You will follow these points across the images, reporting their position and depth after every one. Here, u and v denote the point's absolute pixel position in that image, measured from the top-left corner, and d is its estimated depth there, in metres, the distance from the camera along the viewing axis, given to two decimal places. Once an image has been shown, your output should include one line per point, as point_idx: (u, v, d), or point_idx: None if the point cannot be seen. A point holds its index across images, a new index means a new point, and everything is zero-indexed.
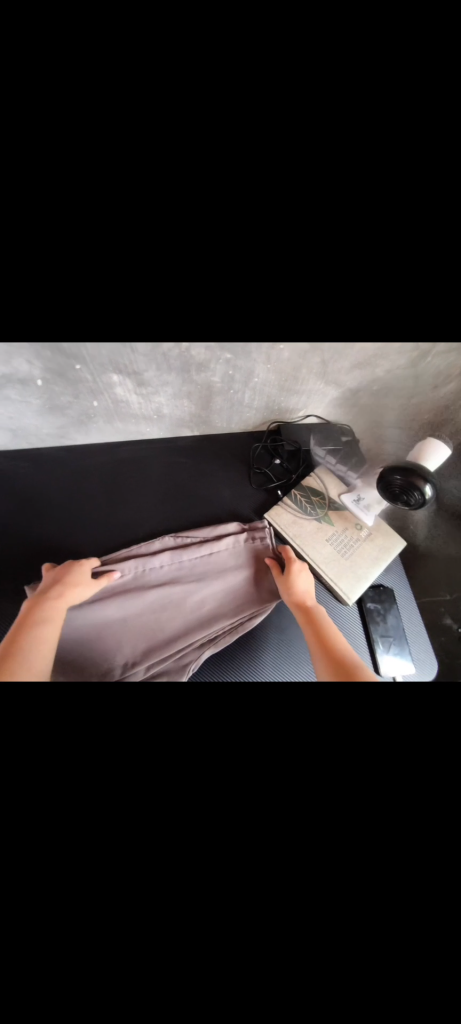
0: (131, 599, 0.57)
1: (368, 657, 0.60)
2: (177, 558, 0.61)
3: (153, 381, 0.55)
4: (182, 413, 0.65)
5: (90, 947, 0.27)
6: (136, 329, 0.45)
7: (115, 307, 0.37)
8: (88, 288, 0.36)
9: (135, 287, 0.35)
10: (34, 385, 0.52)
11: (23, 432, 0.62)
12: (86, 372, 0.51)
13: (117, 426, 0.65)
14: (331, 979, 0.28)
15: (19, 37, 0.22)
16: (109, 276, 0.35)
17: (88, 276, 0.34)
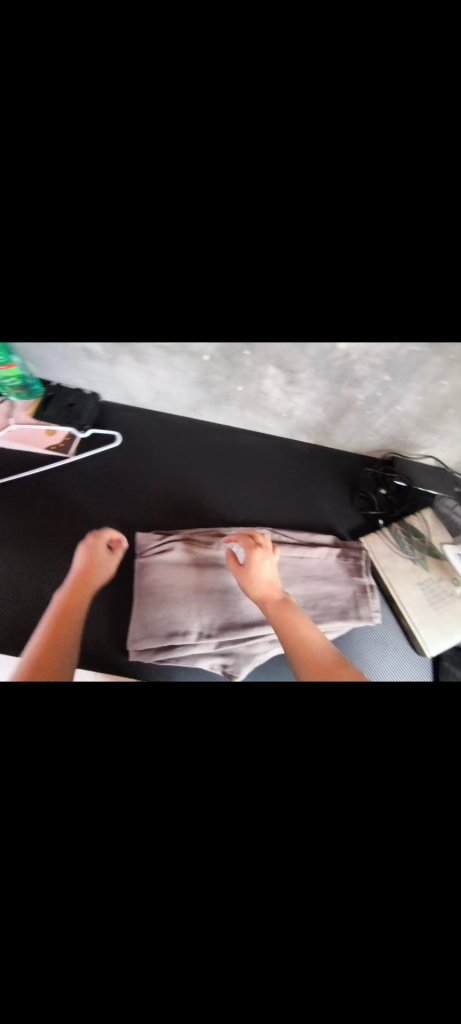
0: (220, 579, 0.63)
1: None
2: (268, 553, 0.64)
3: (303, 382, 0.57)
4: (310, 419, 0.67)
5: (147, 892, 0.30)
6: (317, 332, 0.47)
7: (315, 303, 0.41)
8: (303, 288, 0.38)
9: (340, 286, 0.37)
10: (199, 361, 0.57)
11: (165, 397, 0.68)
12: (250, 360, 0.55)
13: (246, 414, 0.69)
14: (340, 956, 0.32)
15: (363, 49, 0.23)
16: (331, 283, 0.37)
17: (311, 278, 0.37)
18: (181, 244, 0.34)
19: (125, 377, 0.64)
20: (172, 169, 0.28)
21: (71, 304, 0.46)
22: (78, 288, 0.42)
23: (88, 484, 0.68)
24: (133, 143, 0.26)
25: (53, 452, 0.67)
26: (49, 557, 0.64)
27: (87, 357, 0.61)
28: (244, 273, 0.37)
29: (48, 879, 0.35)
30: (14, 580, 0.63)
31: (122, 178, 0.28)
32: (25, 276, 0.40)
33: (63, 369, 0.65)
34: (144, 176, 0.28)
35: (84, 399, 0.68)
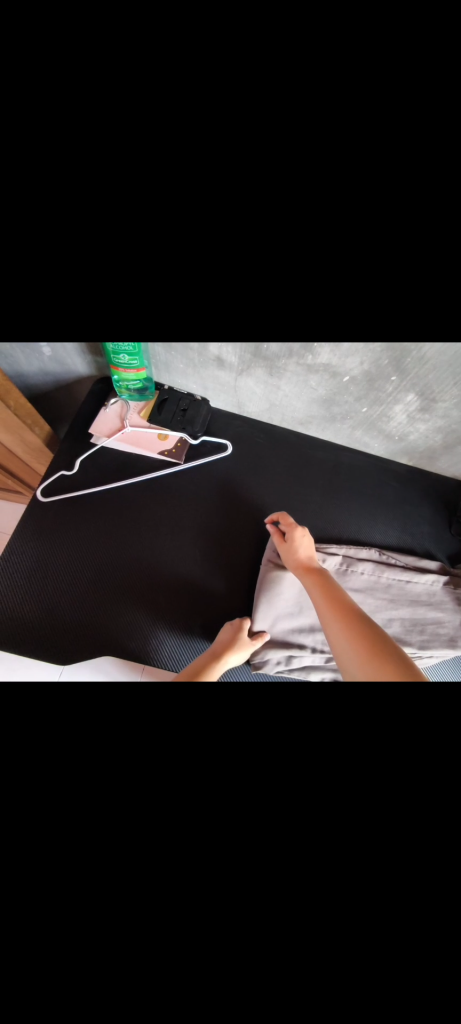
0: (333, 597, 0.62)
1: None
2: (378, 573, 0.64)
3: (438, 409, 0.57)
4: (424, 443, 0.66)
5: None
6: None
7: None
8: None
9: None
10: (337, 381, 0.56)
11: (278, 407, 0.67)
12: (394, 383, 0.54)
13: (357, 433, 0.68)
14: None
15: None
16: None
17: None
18: (410, 282, 0.31)
19: (246, 387, 0.63)
20: (448, 193, 0.25)
21: (240, 328, 0.46)
22: (264, 321, 0.41)
23: (196, 489, 0.67)
24: (419, 163, 0.23)
25: (164, 455, 0.67)
26: (159, 562, 0.62)
27: (216, 366, 0.60)
28: (452, 312, 0.35)
29: (224, 901, 0.35)
30: (124, 587, 0.60)
31: (387, 199, 0.25)
32: (220, 309, 0.38)
33: (183, 374, 0.65)
34: (415, 195, 0.25)
35: (197, 405, 0.68)
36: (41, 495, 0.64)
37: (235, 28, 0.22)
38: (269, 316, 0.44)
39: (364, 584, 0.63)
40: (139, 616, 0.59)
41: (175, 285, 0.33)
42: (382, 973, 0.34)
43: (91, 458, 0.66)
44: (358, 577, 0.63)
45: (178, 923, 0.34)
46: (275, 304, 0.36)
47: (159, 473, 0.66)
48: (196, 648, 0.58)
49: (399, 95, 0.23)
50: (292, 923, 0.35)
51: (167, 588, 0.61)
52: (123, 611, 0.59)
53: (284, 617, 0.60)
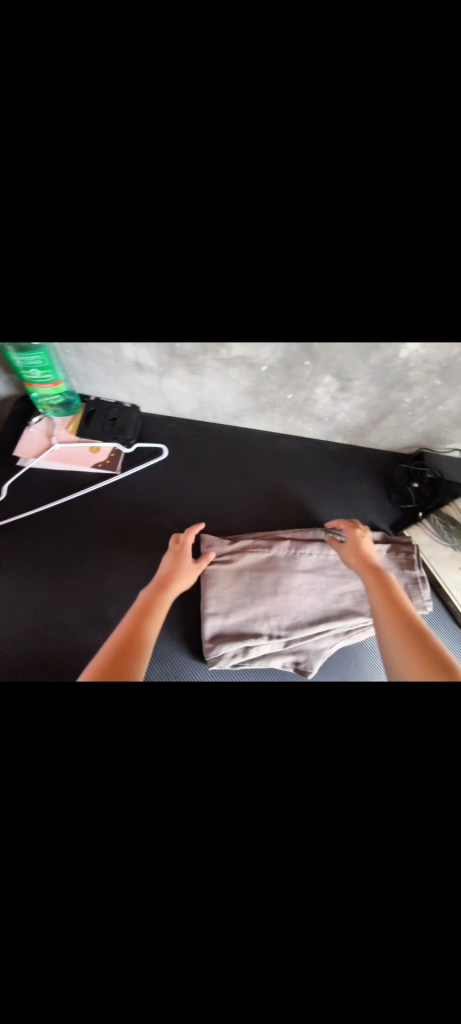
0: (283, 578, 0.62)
1: None
2: (326, 552, 0.65)
3: (355, 388, 0.59)
4: (352, 422, 0.69)
5: (334, 898, 0.30)
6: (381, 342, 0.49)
7: (393, 318, 0.41)
8: (397, 309, 0.39)
9: (426, 305, 0.38)
10: (257, 371, 0.57)
11: (208, 405, 0.67)
12: (309, 368, 0.56)
13: (289, 419, 0.70)
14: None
15: None
16: (428, 306, 0.38)
17: (411, 303, 0.38)
18: (289, 267, 0.33)
19: (171, 389, 0.63)
20: (303, 187, 0.27)
21: (144, 320, 0.45)
22: (164, 308, 0.42)
23: (138, 498, 0.66)
24: (264, 166, 0.26)
25: (99, 468, 0.65)
26: (106, 577, 0.61)
27: (137, 370, 0.59)
28: (334, 292, 0.37)
29: (201, 926, 0.30)
30: (72, 606, 0.58)
31: (243, 197, 0.28)
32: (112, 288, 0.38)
33: (106, 384, 0.63)
34: (270, 194, 0.28)
35: (127, 413, 0.67)
36: None
37: (72, 29, 0.22)
38: (170, 313, 0.43)
39: (313, 564, 0.63)
40: (89, 634, 0.57)
41: (62, 263, 0.33)
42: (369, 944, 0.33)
43: (23, 480, 0.63)
44: (307, 558, 0.64)
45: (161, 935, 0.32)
46: (167, 283, 0.37)
47: (95, 486, 0.65)
48: (157, 658, 0.57)
49: (231, 113, 0.25)
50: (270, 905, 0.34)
51: (118, 602, 0.59)
52: (73, 631, 0.57)
53: (237, 603, 0.59)
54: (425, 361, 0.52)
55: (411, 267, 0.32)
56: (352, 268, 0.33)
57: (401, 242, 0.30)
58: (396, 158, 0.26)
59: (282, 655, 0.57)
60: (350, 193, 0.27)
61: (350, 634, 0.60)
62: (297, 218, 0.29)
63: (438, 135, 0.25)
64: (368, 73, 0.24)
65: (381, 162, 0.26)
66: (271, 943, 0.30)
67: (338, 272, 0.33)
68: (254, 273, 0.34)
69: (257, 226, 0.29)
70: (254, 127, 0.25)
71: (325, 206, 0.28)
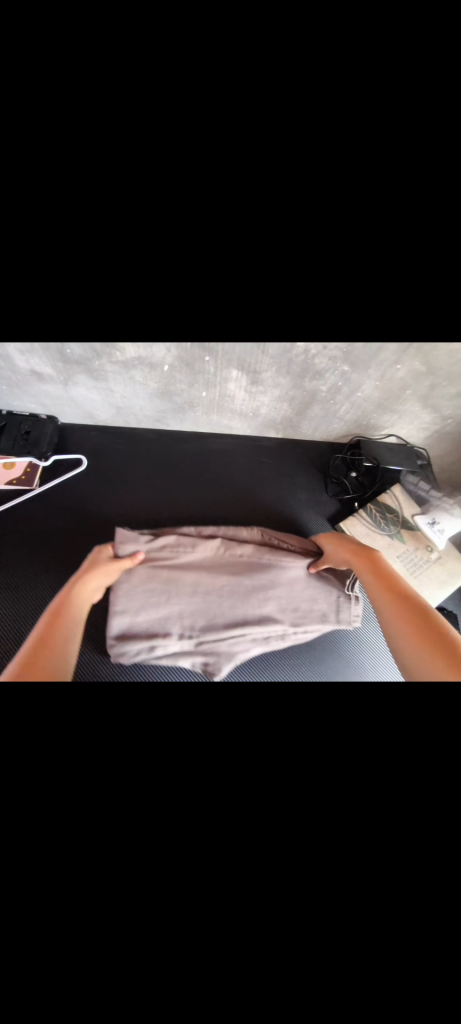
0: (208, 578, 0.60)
1: None
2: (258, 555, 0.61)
3: (266, 381, 0.58)
4: (277, 415, 0.67)
5: (204, 907, 0.29)
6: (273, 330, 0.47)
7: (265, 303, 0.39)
8: (264, 300, 0.38)
9: (294, 291, 0.36)
10: (159, 372, 0.55)
11: (127, 411, 0.65)
12: (211, 364, 0.54)
13: (213, 418, 0.68)
14: None
15: (271, 57, 0.22)
16: (292, 294, 0.36)
17: (281, 285, 0.35)
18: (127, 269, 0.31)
19: (81, 397, 0.61)
20: (103, 174, 0.25)
21: (15, 325, 0.43)
22: (23, 310, 0.39)
23: (59, 512, 0.64)
24: (55, 154, 0.24)
25: (15, 484, 0.62)
26: (20, 595, 0.58)
27: (38, 380, 0.57)
28: (189, 284, 0.35)
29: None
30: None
31: (39, 183, 0.25)
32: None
33: (14, 397, 0.61)
34: (68, 181, 0.25)
35: (42, 424, 0.65)
36: None
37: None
38: (38, 315, 0.42)
39: (238, 560, 0.61)
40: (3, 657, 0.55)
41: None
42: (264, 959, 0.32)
43: None
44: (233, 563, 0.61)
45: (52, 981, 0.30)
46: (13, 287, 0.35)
47: (8, 503, 0.62)
48: None
49: (13, 99, 0.23)
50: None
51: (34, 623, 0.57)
52: None
53: (149, 603, 0.57)
54: (324, 347, 0.50)
55: (252, 245, 0.30)
56: (191, 253, 0.31)
57: (229, 224, 0.28)
58: (193, 139, 0.24)
59: (190, 656, 0.54)
60: (154, 184, 0.26)
61: (270, 639, 0.57)
62: (109, 205, 0.27)
63: (227, 113, 0.24)
64: (134, 57, 0.22)
65: (177, 147, 0.25)
66: (148, 963, 0.29)
67: (179, 262, 0.32)
68: (95, 264, 0.33)
69: (74, 213, 0.28)
70: (35, 123, 0.24)
71: (133, 195, 0.27)
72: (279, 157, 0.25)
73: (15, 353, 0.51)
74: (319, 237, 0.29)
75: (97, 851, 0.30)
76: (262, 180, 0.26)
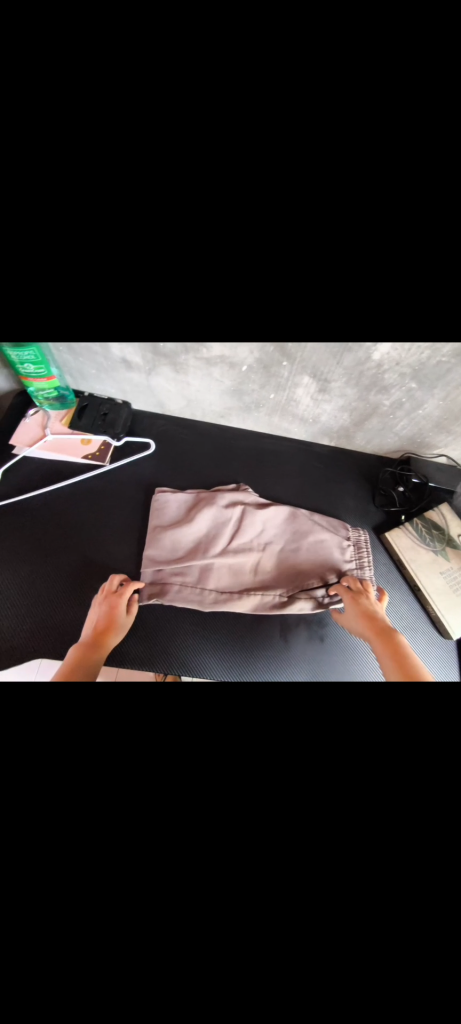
0: (224, 528, 0.66)
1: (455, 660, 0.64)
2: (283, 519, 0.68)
3: (334, 389, 0.61)
4: (335, 423, 0.71)
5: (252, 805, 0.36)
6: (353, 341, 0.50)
7: (357, 309, 0.43)
8: (358, 296, 0.41)
9: None
10: (237, 370, 0.60)
11: (195, 404, 0.71)
12: (287, 368, 0.58)
13: (274, 419, 0.72)
14: None
15: None
16: (387, 288, 0.39)
17: (379, 288, 0.38)
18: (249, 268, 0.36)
19: (159, 386, 0.67)
20: None
21: (124, 315, 0.49)
22: (141, 304, 0.45)
23: (124, 489, 0.69)
24: None
25: (89, 458, 0.68)
26: (84, 565, 0.63)
27: (125, 367, 0.63)
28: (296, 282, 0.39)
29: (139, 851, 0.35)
30: (49, 591, 0.61)
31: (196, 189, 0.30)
32: (90, 279, 0.41)
33: (99, 382, 0.68)
34: None
35: (118, 408, 0.71)
36: None
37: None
38: (149, 307, 0.47)
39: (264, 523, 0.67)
40: (63, 613, 0.60)
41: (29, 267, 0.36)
42: (298, 897, 0.35)
43: (15, 468, 0.68)
44: (255, 522, 0.67)
45: (101, 895, 0.36)
46: (141, 278, 0.41)
47: (81, 481, 0.68)
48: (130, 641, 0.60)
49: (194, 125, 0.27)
50: (210, 848, 0.38)
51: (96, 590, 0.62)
52: (50, 608, 0.60)
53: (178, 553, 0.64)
54: (397, 362, 0.53)
55: (361, 242, 0.34)
56: (308, 252, 0.35)
57: (351, 222, 0.32)
58: (332, 151, 0.29)
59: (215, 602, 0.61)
60: (288, 201, 0.31)
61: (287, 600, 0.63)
62: (248, 213, 0.32)
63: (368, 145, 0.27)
64: None
65: (319, 160, 0.29)
66: None
67: (293, 254, 0.35)
68: (218, 256, 0.37)
69: (213, 214, 0.33)
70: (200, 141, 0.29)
71: (270, 204, 0.32)
72: (400, 182, 0.29)
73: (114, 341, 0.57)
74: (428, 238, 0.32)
75: None
76: (385, 189, 0.30)
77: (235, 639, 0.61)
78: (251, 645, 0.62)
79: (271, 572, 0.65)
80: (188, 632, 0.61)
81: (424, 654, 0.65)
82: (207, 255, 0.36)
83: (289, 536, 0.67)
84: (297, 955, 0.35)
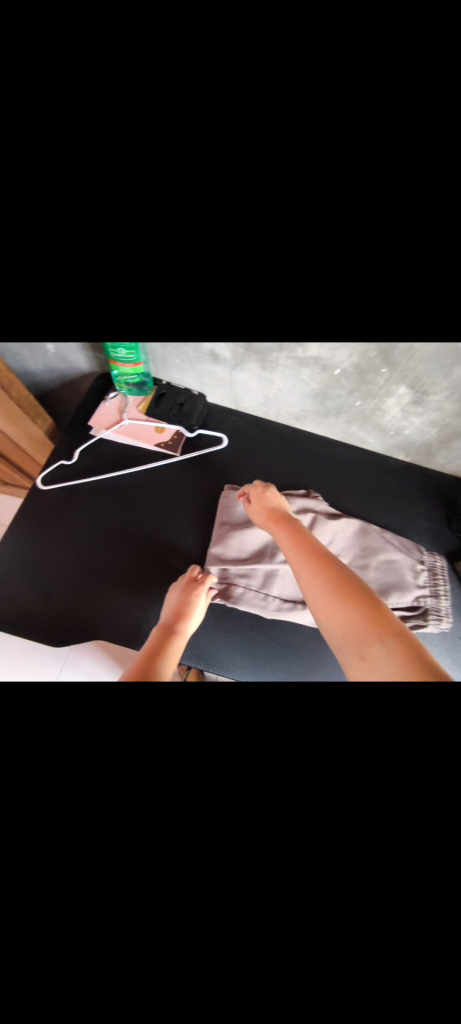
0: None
1: None
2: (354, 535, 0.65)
3: (431, 402, 0.57)
4: (419, 437, 0.66)
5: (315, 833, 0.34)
6: None
7: None
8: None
9: None
10: (328, 373, 0.57)
11: (273, 404, 0.69)
12: (384, 375, 0.54)
13: (352, 427, 0.69)
14: None
15: None
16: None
17: None
18: (390, 266, 0.33)
19: (240, 381, 0.65)
20: None
21: (228, 317, 0.47)
22: (251, 309, 0.44)
23: (193, 482, 0.68)
24: None
25: (162, 447, 0.68)
26: (148, 551, 0.63)
27: (211, 359, 0.62)
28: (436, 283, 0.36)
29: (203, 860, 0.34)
30: (113, 573, 0.61)
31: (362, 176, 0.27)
32: (197, 282, 0.39)
33: (180, 371, 0.67)
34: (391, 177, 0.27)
35: (195, 399, 0.70)
36: (41, 481, 0.66)
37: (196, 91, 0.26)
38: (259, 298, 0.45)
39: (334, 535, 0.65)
40: (124, 598, 0.60)
41: (159, 263, 0.35)
42: (367, 935, 0.33)
43: (91, 448, 0.69)
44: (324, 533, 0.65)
45: (162, 902, 0.34)
46: (261, 283, 0.39)
47: (152, 468, 0.68)
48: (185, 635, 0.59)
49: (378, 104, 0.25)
50: (273, 869, 0.35)
51: (158, 578, 0.62)
52: (111, 591, 0.60)
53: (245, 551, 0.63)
54: None
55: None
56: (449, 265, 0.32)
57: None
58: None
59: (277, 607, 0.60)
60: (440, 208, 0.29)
61: None
62: (400, 221, 0.30)
63: None
64: None
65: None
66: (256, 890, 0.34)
67: (433, 263, 0.32)
68: (355, 261, 0.34)
69: (365, 215, 0.30)
70: (381, 118, 0.26)
71: (422, 215, 0.29)
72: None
73: None
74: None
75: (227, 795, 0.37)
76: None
77: (293, 651, 0.59)
78: (309, 659, 0.60)
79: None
80: (246, 636, 0.60)
81: None
82: (347, 254, 0.33)
83: (358, 552, 0.65)
84: (357, 995, 0.33)
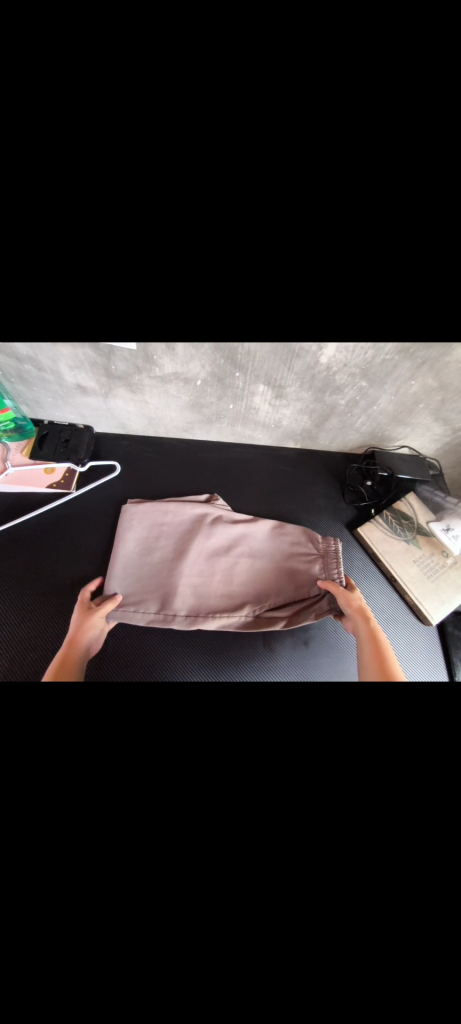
0: (192, 543, 0.67)
1: (434, 643, 0.66)
2: (254, 527, 0.69)
3: (289, 395, 0.63)
4: (297, 426, 0.72)
5: None
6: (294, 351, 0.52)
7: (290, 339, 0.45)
8: (315, 319, 0.39)
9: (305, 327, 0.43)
10: (192, 387, 0.61)
11: (157, 420, 0.71)
12: (241, 380, 0.59)
13: (237, 429, 0.73)
14: None
15: None
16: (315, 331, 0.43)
17: (303, 324, 0.43)
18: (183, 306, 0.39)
19: (118, 408, 0.67)
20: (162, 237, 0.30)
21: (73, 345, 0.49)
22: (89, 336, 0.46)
23: (93, 513, 0.69)
24: None
25: (54, 489, 0.69)
26: (48, 585, 0.63)
27: (81, 393, 0.64)
28: (229, 322, 0.43)
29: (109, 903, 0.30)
30: (25, 612, 0.61)
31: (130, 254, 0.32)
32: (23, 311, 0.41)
33: (57, 407, 0.69)
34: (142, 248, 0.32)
35: (79, 434, 0.72)
36: None
37: None
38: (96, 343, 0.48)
39: (233, 534, 0.68)
40: (40, 645, 0.58)
41: None
42: None
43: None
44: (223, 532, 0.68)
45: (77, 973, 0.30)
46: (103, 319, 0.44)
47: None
48: (112, 664, 0.58)
49: None
50: None
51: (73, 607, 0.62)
52: (27, 642, 0.58)
53: (145, 563, 0.65)
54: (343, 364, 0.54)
55: (317, 288, 0.32)
56: (249, 302, 0.36)
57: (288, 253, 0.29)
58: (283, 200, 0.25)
59: (182, 617, 0.60)
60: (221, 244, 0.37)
61: (256, 617, 0.61)
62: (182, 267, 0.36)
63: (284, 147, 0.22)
64: None
65: None
66: (176, 939, 0.30)
67: (243, 293, 0.33)
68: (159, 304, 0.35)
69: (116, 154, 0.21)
70: None
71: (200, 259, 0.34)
72: None
73: (65, 368, 0.58)
74: (404, 273, 0.29)
75: (135, 821, 0.34)
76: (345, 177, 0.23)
77: (219, 656, 0.60)
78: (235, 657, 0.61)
79: (244, 585, 0.64)
80: (162, 648, 0.60)
81: (407, 644, 0.66)
82: (140, 289, 0.34)
83: (259, 552, 0.68)
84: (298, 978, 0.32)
